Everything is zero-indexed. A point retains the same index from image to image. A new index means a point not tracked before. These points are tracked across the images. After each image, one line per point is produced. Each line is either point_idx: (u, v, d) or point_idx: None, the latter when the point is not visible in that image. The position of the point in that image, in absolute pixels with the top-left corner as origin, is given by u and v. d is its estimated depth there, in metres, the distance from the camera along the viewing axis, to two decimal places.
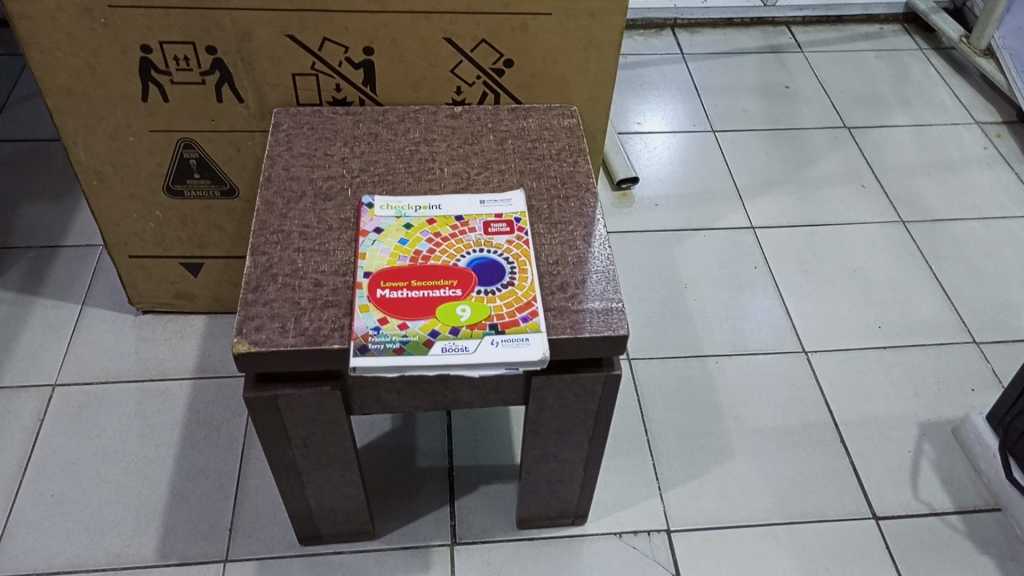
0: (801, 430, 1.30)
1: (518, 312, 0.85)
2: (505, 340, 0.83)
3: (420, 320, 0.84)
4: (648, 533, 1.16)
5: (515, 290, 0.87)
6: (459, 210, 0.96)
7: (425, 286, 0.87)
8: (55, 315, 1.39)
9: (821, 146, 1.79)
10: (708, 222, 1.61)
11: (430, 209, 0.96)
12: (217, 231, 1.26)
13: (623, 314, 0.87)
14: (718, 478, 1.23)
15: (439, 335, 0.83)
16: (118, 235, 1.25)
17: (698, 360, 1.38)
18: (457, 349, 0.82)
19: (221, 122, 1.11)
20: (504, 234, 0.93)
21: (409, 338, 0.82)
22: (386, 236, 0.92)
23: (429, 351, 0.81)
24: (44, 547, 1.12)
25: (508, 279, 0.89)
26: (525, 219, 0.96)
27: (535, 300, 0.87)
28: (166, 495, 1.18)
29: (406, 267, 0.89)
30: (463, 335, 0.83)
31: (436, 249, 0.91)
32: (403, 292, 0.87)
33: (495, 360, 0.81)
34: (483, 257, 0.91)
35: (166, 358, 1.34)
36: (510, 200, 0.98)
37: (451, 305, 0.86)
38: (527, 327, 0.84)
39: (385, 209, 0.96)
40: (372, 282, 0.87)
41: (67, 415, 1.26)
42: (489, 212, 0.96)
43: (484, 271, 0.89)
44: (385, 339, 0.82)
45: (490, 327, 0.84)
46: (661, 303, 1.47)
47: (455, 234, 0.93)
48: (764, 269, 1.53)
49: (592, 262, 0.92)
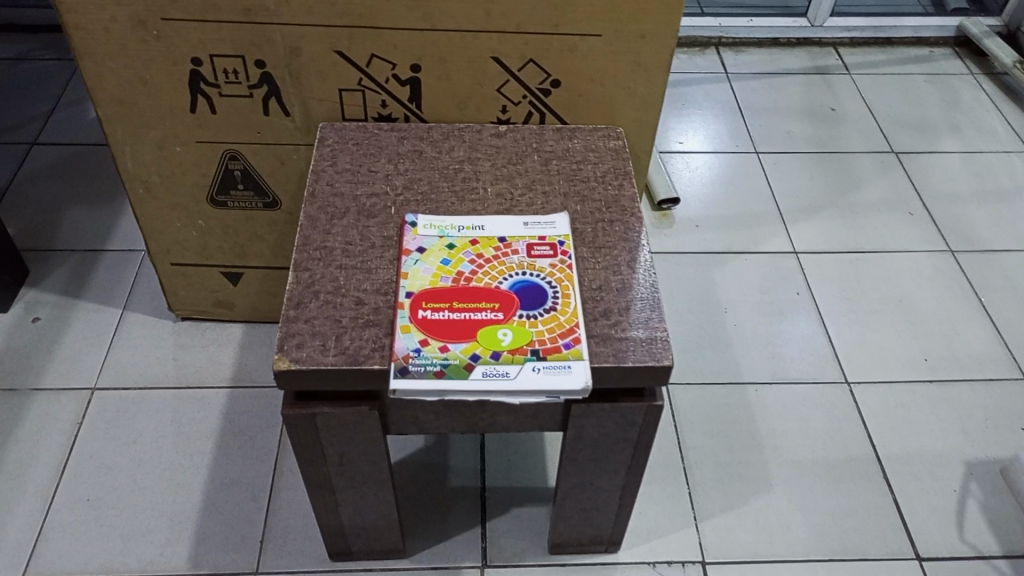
0: (842, 463, 1.27)
1: (560, 338, 0.84)
2: (547, 368, 0.81)
3: (462, 343, 0.83)
4: (683, 564, 1.14)
5: (557, 316, 0.86)
6: (502, 231, 0.95)
7: (467, 308, 0.86)
8: (96, 319, 1.40)
9: (868, 170, 1.76)
10: (749, 246, 1.59)
11: (473, 229, 0.95)
12: (258, 242, 1.26)
13: (667, 344, 0.85)
14: (755, 510, 1.21)
15: (480, 359, 0.82)
16: (161, 243, 1.26)
17: (737, 388, 1.36)
18: (498, 374, 0.81)
19: (267, 135, 1.12)
20: (547, 257, 0.92)
21: (450, 361, 0.81)
22: (428, 256, 0.91)
23: (470, 375, 0.80)
24: (79, 551, 1.12)
25: (551, 303, 0.87)
26: (569, 243, 0.94)
27: (578, 327, 0.85)
28: (199, 504, 1.18)
29: (447, 288, 0.88)
30: (505, 361, 0.82)
31: (479, 270, 0.90)
32: (444, 313, 0.86)
33: (537, 387, 0.80)
34: (526, 280, 0.90)
35: (203, 366, 1.34)
36: (554, 223, 0.97)
37: (492, 328, 0.85)
38: (569, 354, 0.83)
39: (428, 228, 0.95)
40: (414, 302, 0.87)
41: (105, 419, 1.27)
42: (533, 234, 0.95)
43: (527, 294, 0.88)
44: (426, 362, 0.81)
45: (531, 353, 0.83)
46: (701, 327, 1.44)
47: (497, 256, 0.92)
48: (807, 296, 1.51)
49: (637, 290, 0.90)
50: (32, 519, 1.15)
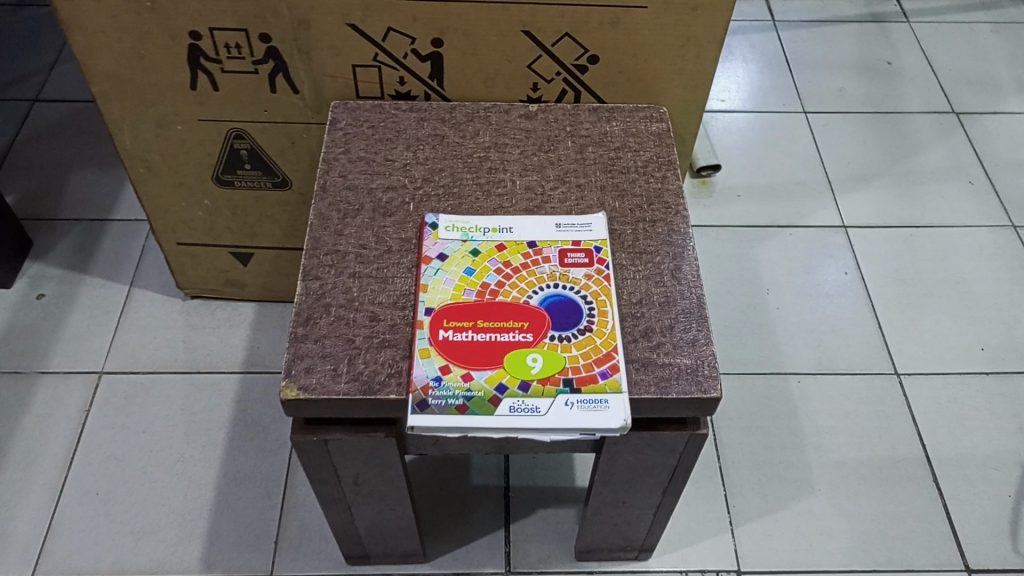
0: (889, 465, 1.19)
1: (596, 365, 0.76)
2: (582, 403, 0.73)
3: (487, 370, 0.75)
4: (716, 573, 1.09)
5: (593, 338, 0.77)
6: (532, 234, 0.86)
7: (493, 327, 0.78)
8: (103, 296, 1.34)
9: (925, 134, 1.62)
10: (795, 219, 1.48)
11: (500, 232, 0.86)
12: (269, 222, 1.18)
13: (715, 372, 0.77)
14: (795, 515, 1.14)
15: (506, 391, 0.74)
16: (166, 222, 1.18)
17: (778, 379, 1.27)
18: (527, 410, 0.73)
19: (274, 113, 1.02)
20: (582, 267, 0.83)
21: (473, 393, 0.74)
22: (450, 265, 0.82)
23: (495, 411, 0.73)
24: (88, 548, 1.09)
25: (586, 323, 0.79)
26: (606, 248, 0.85)
27: (615, 352, 0.77)
28: (211, 499, 1.14)
29: (471, 304, 0.80)
30: (534, 393, 0.74)
31: (506, 282, 0.81)
32: (467, 334, 0.77)
33: (571, 426, 0.72)
34: (559, 295, 0.81)
35: (215, 349, 1.28)
36: (590, 224, 0.87)
37: (520, 352, 0.76)
38: (607, 386, 0.74)
39: (450, 230, 0.86)
40: (434, 320, 0.78)
41: (114, 406, 1.22)
42: (566, 238, 0.85)
43: (559, 311, 0.80)
44: (447, 394, 0.73)
45: (564, 384, 0.74)
46: (741, 311, 1.35)
47: (527, 264, 0.83)
48: (855, 276, 1.40)
49: (682, 307, 0.81)
50: (41, 513, 1.11)
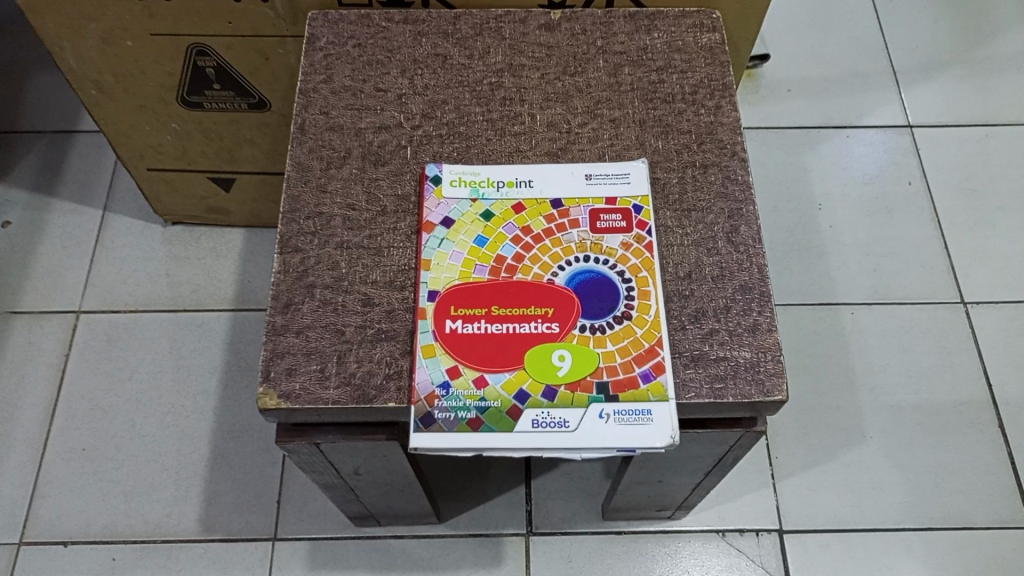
0: (949, 409, 1.08)
1: (637, 365, 0.63)
2: (619, 415, 0.61)
3: (505, 374, 0.62)
4: (756, 532, 1.00)
5: (632, 330, 0.64)
6: (557, 190, 0.70)
7: (511, 316, 0.64)
8: (75, 222, 1.20)
9: (1007, 11, 1.39)
10: (852, 119, 1.29)
11: (517, 187, 0.70)
12: (248, 146, 1.02)
13: (779, 369, 0.64)
14: (844, 467, 1.04)
15: (528, 400, 0.61)
16: (131, 147, 1.02)
17: (829, 311, 1.14)
18: (553, 425, 0.60)
19: (241, 25, 0.85)
20: (617, 232, 0.68)
21: (488, 403, 0.61)
22: (457, 233, 0.68)
23: (515, 427, 0.60)
24: (78, 511, 1.01)
25: (623, 309, 0.65)
26: (647, 208, 0.69)
27: (660, 348, 0.63)
28: (207, 455, 1.05)
29: (483, 285, 0.65)
30: (562, 403, 0.61)
31: (525, 256, 0.67)
32: (480, 325, 0.64)
33: (607, 445, 0.60)
34: (591, 271, 0.66)
35: (201, 283, 1.15)
36: (627, 174, 0.71)
37: (545, 349, 0.63)
38: (650, 391, 0.61)
39: (456, 186, 0.70)
40: (439, 307, 0.65)
41: (95, 349, 1.11)
42: (598, 195, 0.70)
43: (591, 293, 0.65)
44: (456, 406, 0.61)
45: (597, 390, 0.62)
46: (789, 231, 1.20)
47: (550, 231, 0.68)
48: (920, 187, 1.24)
49: (739, 282, 0.67)
50: (24, 473, 1.03)
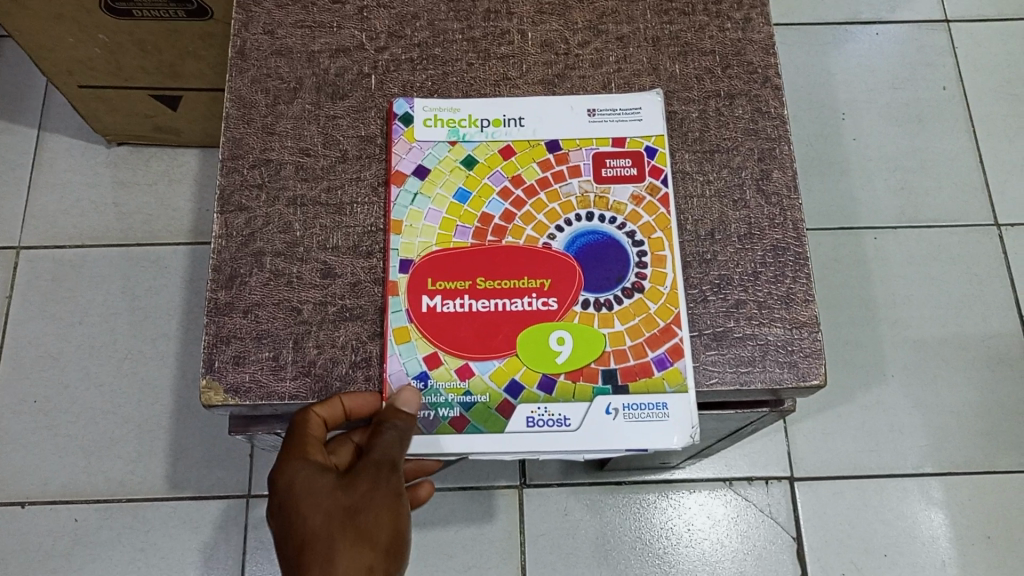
0: (978, 343, 0.99)
1: (650, 348, 0.53)
2: (629, 410, 0.51)
3: (494, 362, 0.52)
4: (766, 481, 0.94)
5: (645, 306, 0.53)
6: (554, 129, 0.58)
7: (500, 290, 0.54)
8: (7, 143, 1.06)
9: None
10: (883, 12, 1.15)
11: (505, 128, 0.58)
12: (194, 60, 0.88)
13: (816, 349, 0.54)
14: (862, 409, 0.97)
15: (522, 395, 0.52)
16: (56, 62, 0.87)
17: (850, 235, 1.03)
18: (550, 424, 0.51)
19: None
20: (626, 183, 0.57)
21: (475, 399, 0.52)
22: (433, 186, 0.56)
23: (506, 427, 0.51)
24: (33, 470, 0.93)
25: (635, 279, 0.54)
26: (662, 151, 0.57)
27: (678, 327, 0.53)
28: (171, 406, 0.96)
29: (466, 251, 0.55)
30: (560, 397, 0.52)
31: (515, 216, 0.56)
32: (463, 302, 0.53)
33: (614, 448, 0.51)
34: (596, 232, 0.55)
35: (154, 213, 1.03)
36: (638, 109, 0.59)
37: (542, 330, 0.53)
38: (666, 381, 0.52)
39: (431, 127, 0.58)
40: (414, 280, 0.54)
41: (40, 290, 1.00)
42: (602, 134, 0.58)
43: (596, 260, 0.55)
44: (437, 403, 0.52)
45: (603, 380, 0.52)
46: (809, 145, 1.08)
47: (546, 181, 0.57)
48: (956, 92, 1.11)
49: (770, 242, 0.56)
50: None
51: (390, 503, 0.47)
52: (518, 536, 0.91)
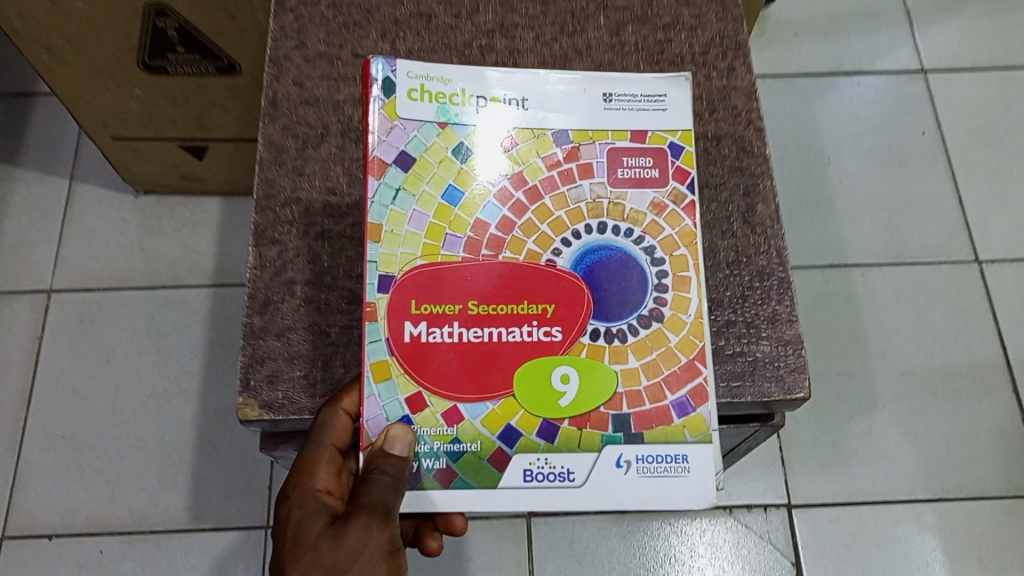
0: (964, 373, 1.04)
1: (669, 390, 0.53)
2: (643, 464, 0.51)
3: (486, 405, 0.52)
4: (765, 508, 0.97)
5: (665, 339, 0.54)
6: (564, 121, 0.58)
7: (492, 318, 0.53)
8: (40, 194, 1.12)
9: None
10: (863, 63, 1.22)
11: (501, 107, 0.57)
12: (220, 111, 0.95)
13: (800, 366, 0.59)
14: (855, 437, 1.01)
15: (520, 442, 0.51)
16: (92, 115, 0.94)
17: (838, 272, 1.09)
18: (556, 477, 0.51)
19: None
20: (647, 187, 0.57)
21: (466, 448, 0.51)
22: (415, 185, 0.56)
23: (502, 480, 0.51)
24: (60, 503, 0.97)
25: (653, 307, 0.54)
26: (687, 150, 0.57)
27: (702, 365, 0.54)
28: (193, 440, 1.00)
29: (455, 276, 0.54)
30: (564, 446, 0.51)
31: (510, 228, 0.56)
32: (453, 330, 0.52)
33: (627, 502, 0.50)
34: (613, 248, 0.55)
35: (178, 258, 1.09)
36: (663, 98, 0.58)
37: (541, 367, 0.52)
38: (688, 431, 0.52)
39: (418, 97, 0.56)
40: (396, 303, 0.53)
41: (69, 331, 1.05)
42: (618, 123, 0.58)
43: (615, 278, 0.55)
44: (427, 455, 0.51)
45: (613, 427, 0.52)
46: (798, 187, 1.14)
47: (547, 185, 0.57)
48: (934, 137, 1.17)
49: (756, 268, 0.62)
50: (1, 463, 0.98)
51: (376, 560, 0.52)
52: (526, 563, 0.94)
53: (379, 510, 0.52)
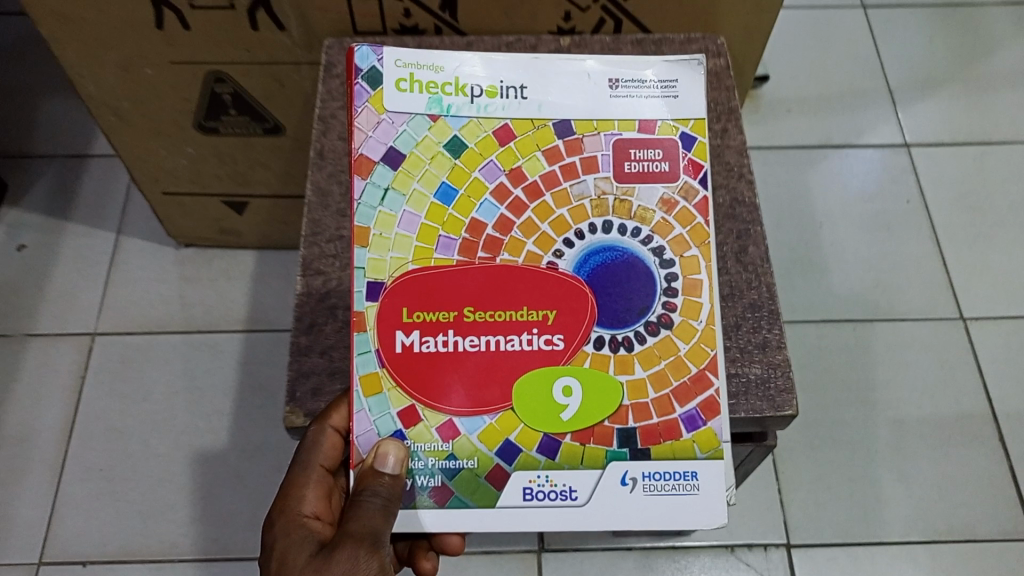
0: (953, 423, 1.10)
1: (676, 400, 0.60)
2: (649, 483, 0.58)
3: (484, 418, 0.59)
4: (765, 547, 1.02)
5: (674, 349, 0.60)
6: (567, 112, 0.66)
7: (480, 327, 0.60)
8: (89, 246, 1.21)
9: (1003, 27, 1.42)
10: (851, 137, 1.32)
11: (494, 98, 0.66)
12: (263, 169, 1.04)
13: (789, 385, 0.65)
14: (850, 481, 1.06)
15: (518, 459, 0.59)
16: (147, 171, 1.04)
17: (831, 327, 1.16)
18: (561, 495, 0.58)
19: (258, 53, 0.86)
20: (656, 183, 0.65)
21: (461, 464, 0.58)
22: (400, 181, 0.64)
23: (501, 498, 0.58)
24: (94, 532, 1.02)
25: (660, 314, 0.62)
26: (697, 140, 0.65)
27: (713, 376, 0.60)
28: (222, 475, 1.06)
29: (449, 286, 0.61)
30: (564, 462, 0.58)
31: (503, 227, 0.64)
32: (448, 339, 0.60)
33: (637, 516, 0.57)
34: (619, 249, 0.63)
35: (214, 306, 1.17)
36: (674, 84, 0.66)
37: (537, 379, 0.59)
38: (698, 447, 0.59)
39: (409, 90, 0.66)
40: (383, 314, 0.60)
41: (110, 371, 1.12)
42: (623, 110, 0.66)
43: (620, 280, 0.62)
44: (426, 472, 0.58)
45: (618, 444, 0.59)
46: (792, 248, 1.22)
47: (534, 189, 0.65)
48: (919, 205, 1.26)
49: (748, 300, 0.69)
50: (41, 494, 1.04)
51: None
52: None
53: (367, 538, 0.56)
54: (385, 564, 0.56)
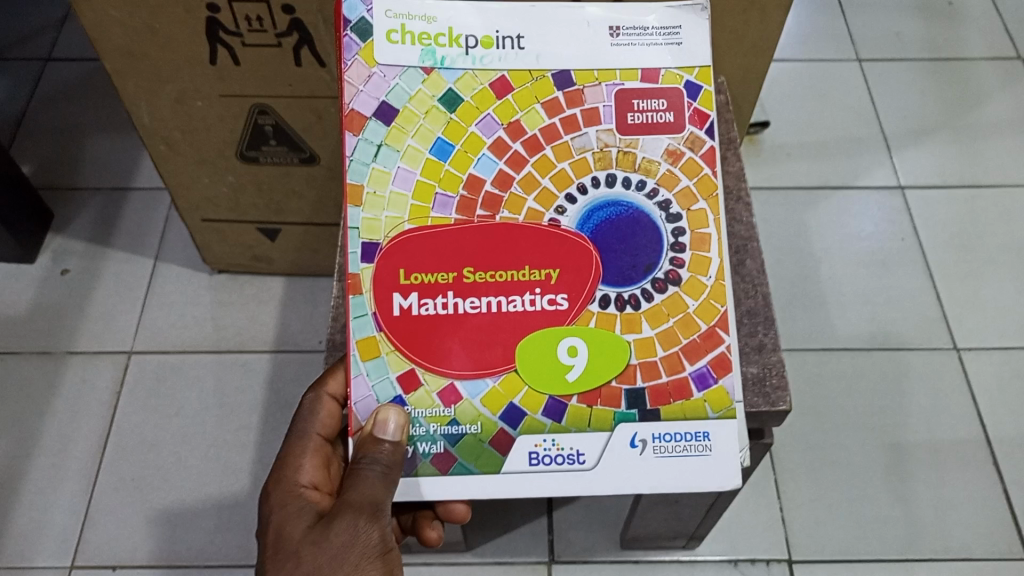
0: (948, 447, 1.14)
1: (687, 357, 0.64)
2: (661, 446, 0.62)
3: (485, 379, 0.62)
4: (767, 562, 1.06)
5: (683, 306, 0.64)
6: (569, 62, 0.67)
7: (477, 288, 0.63)
8: (128, 271, 1.29)
9: (991, 82, 1.50)
10: (848, 180, 1.40)
11: (490, 49, 0.67)
12: (297, 197, 1.12)
13: (783, 384, 0.71)
14: (849, 501, 1.10)
15: (522, 424, 0.62)
16: (190, 199, 1.12)
17: (830, 355, 1.22)
18: (569, 459, 0.61)
19: (300, 87, 0.95)
20: (663, 133, 0.67)
21: (463, 431, 0.62)
22: (395, 138, 0.66)
23: (506, 463, 0.61)
24: (125, 538, 1.07)
25: (670, 270, 0.65)
26: (701, 90, 0.67)
27: (724, 332, 0.64)
28: (248, 485, 1.11)
29: (449, 245, 0.64)
30: (570, 426, 0.62)
31: (501, 180, 0.66)
32: (448, 299, 0.63)
33: (648, 475, 0.61)
34: (625, 205, 0.65)
35: (244, 328, 1.24)
36: (675, 33, 0.68)
37: (538, 341, 0.62)
38: (710, 406, 0.63)
39: (404, 41, 0.66)
40: (378, 275, 0.64)
41: (145, 388, 1.18)
42: (623, 59, 0.68)
43: (625, 237, 0.65)
44: (428, 440, 0.61)
45: (626, 405, 0.62)
46: (792, 283, 1.29)
47: (533, 142, 0.66)
48: (913, 243, 1.33)
49: (746, 308, 0.75)
50: (75, 501, 1.10)
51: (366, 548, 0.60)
52: None
53: (367, 507, 0.61)
54: (385, 536, 0.61)
